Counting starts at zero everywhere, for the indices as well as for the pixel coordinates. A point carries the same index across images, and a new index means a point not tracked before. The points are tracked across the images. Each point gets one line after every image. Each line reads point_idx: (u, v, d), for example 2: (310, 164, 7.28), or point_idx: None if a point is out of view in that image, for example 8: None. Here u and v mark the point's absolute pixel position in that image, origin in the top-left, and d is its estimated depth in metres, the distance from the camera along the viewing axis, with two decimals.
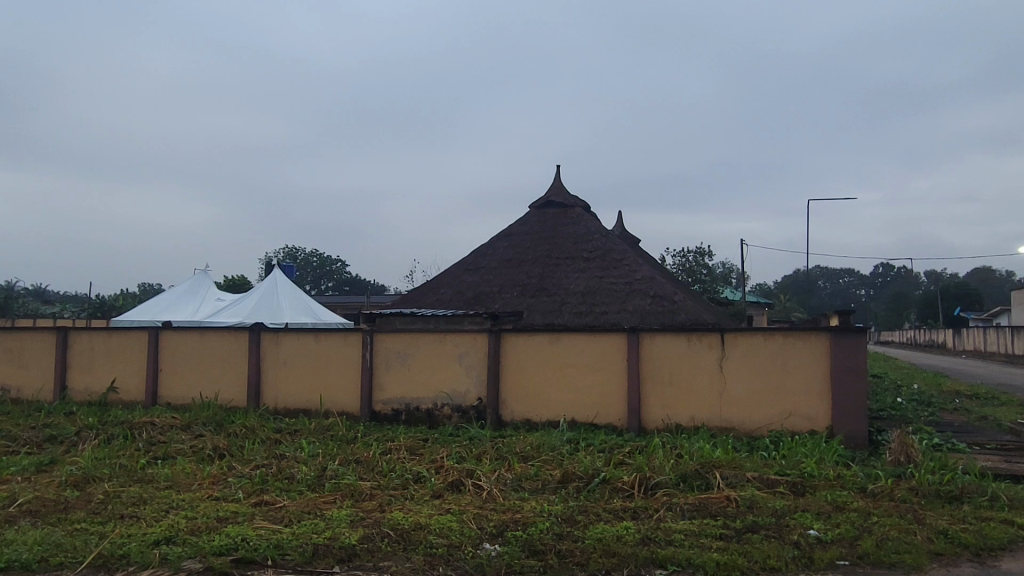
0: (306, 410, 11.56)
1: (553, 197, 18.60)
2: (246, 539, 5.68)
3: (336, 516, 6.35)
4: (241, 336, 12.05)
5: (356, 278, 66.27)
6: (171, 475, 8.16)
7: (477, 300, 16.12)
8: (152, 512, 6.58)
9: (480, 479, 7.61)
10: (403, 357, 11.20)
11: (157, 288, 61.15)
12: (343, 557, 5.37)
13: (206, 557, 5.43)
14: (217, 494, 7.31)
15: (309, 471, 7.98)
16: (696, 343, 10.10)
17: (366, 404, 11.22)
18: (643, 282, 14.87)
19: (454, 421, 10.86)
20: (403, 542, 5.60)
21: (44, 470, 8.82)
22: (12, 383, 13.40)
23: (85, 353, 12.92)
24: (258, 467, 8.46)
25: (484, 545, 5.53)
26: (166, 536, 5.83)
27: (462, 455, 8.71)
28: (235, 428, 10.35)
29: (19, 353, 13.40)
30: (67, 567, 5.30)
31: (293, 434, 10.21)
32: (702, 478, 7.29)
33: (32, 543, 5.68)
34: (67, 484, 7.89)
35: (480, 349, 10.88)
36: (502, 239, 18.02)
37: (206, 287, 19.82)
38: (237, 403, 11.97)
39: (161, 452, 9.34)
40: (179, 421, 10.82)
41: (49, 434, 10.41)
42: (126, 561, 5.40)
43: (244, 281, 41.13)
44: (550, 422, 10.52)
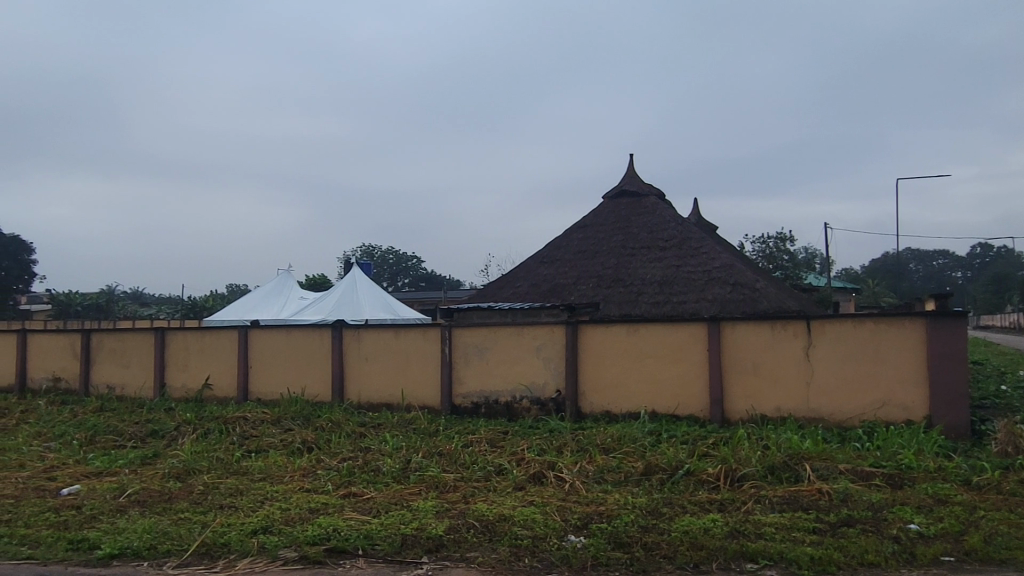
0: (389, 404, 11.83)
1: (627, 186, 18.39)
2: (337, 529, 5.86)
3: (423, 507, 6.47)
4: (325, 333, 12.44)
5: (431, 275, 67.40)
6: (264, 468, 8.52)
7: (553, 293, 16.11)
8: (249, 503, 6.88)
9: (562, 471, 7.61)
10: (481, 351, 11.30)
11: (243, 289, 63.94)
12: (431, 548, 5.46)
13: (300, 546, 5.62)
14: (308, 486, 7.57)
15: (394, 464, 8.16)
16: (780, 331, 9.79)
17: (446, 398, 11.38)
18: (722, 270, 14.52)
19: (534, 414, 10.89)
20: (489, 533, 5.66)
21: (148, 463, 9.35)
22: (116, 381, 14.23)
23: (181, 351, 13.62)
24: (345, 459, 8.72)
25: (569, 537, 5.53)
26: (263, 526, 6.08)
27: (543, 447, 8.73)
28: (322, 423, 10.69)
29: (121, 352, 14.22)
30: (174, 554, 5.59)
31: (377, 427, 10.47)
32: (791, 470, 7.08)
33: (142, 531, 6.03)
34: (170, 476, 8.33)
35: (558, 341, 10.87)
36: (576, 230, 17.95)
37: (289, 287, 20.56)
38: (322, 398, 12.36)
39: (255, 446, 9.75)
40: (270, 416, 11.26)
41: (151, 429, 11.02)
42: (227, 549, 5.66)
43: (326, 279, 42.47)
44: (630, 414, 10.41)
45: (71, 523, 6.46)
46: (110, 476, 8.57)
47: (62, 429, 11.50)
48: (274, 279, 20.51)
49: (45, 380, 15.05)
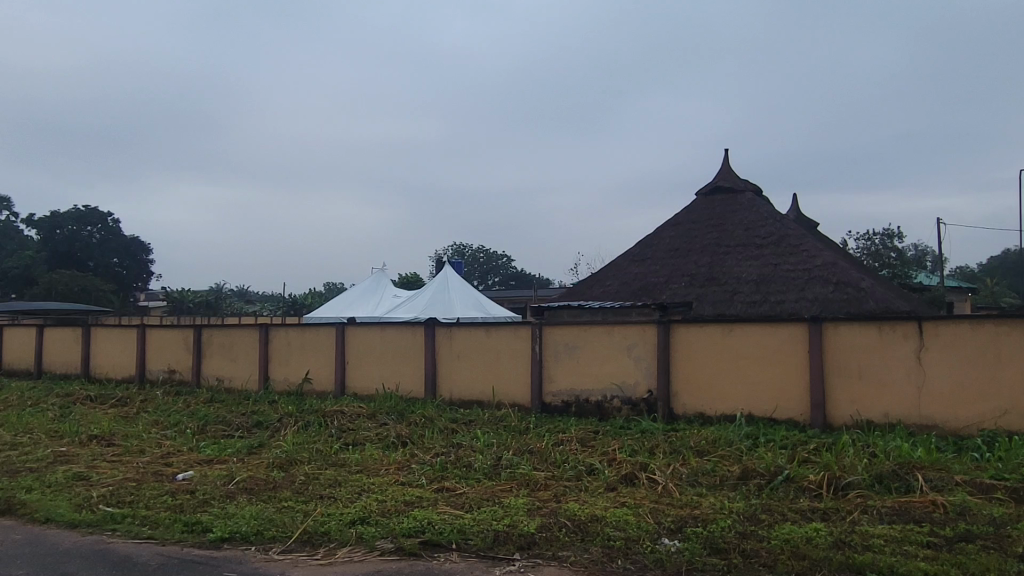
0: (479, 401, 11.97)
1: (721, 182, 17.92)
2: (431, 523, 5.98)
3: (515, 504, 6.51)
4: (418, 330, 12.73)
5: (521, 274, 67.80)
6: (361, 460, 8.80)
7: (644, 292, 15.88)
8: (347, 494, 7.13)
9: (655, 472, 7.48)
10: (572, 350, 11.27)
11: (340, 288, 66.41)
12: (522, 545, 5.49)
13: (396, 538, 5.77)
14: (403, 479, 7.77)
15: (486, 460, 8.25)
16: (888, 333, 9.29)
17: (536, 396, 11.40)
18: (823, 268, 13.92)
19: (625, 414, 10.76)
20: (581, 533, 5.63)
21: (254, 452, 9.84)
22: (224, 374, 15.04)
23: (283, 346, 14.25)
24: (438, 455, 8.88)
25: (663, 540, 5.42)
26: (361, 517, 6.28)
27: (634, 447, 8.61)
28: (416, 418, 10.93)
29: (229, 347, 15.02)
30: (279, 541, 5.85)
31: (468, 424, 10.62)
32: (901, 480, 6.70)
33: (250, 518, 6.34)
34: (274, 465, 8.73)
35: (650, 340, 10.70)
36: (668, 228, 17.63)
37: (384, 285, 21.16)
38: (415, 394, 12.65)
39: (352, 438, 10.08)
40: (366, 410, 11.61)
41: (256, 420, 11.59)
42: (327, 537, 5.88)
43: (419, 279, 43.49)
44: (725, 416, 10.12)
45: (185, 507, 6.87)
46: (220, 464, 9.07)
47: (177, 418, 12.26)
48: (369, 278, 21.15)
49: (161, 372, 16.09)
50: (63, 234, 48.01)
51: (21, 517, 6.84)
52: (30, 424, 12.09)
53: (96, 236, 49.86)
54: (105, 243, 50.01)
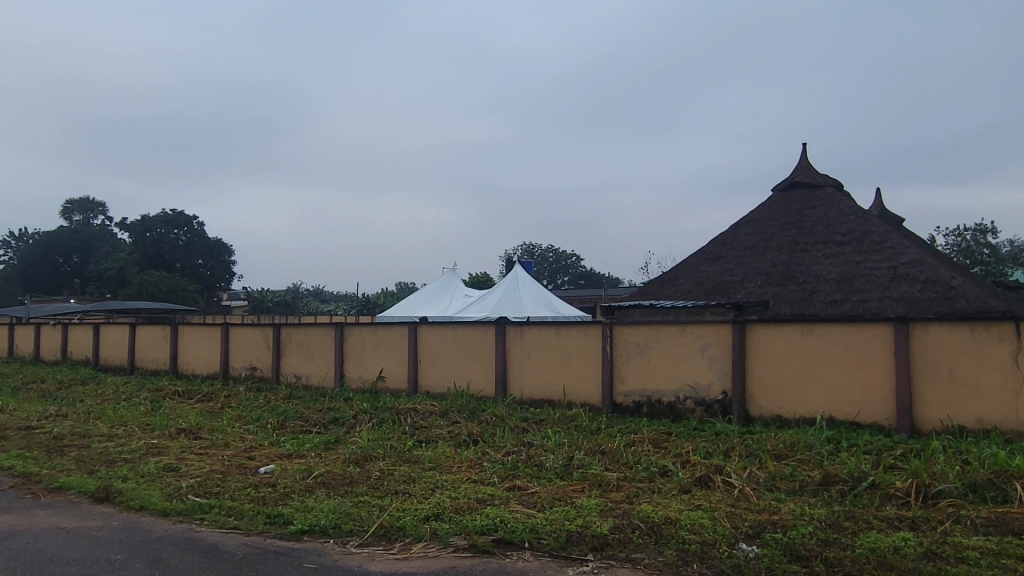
0: (550, 401, 11.96)
1: (799, 177, 17.35)
2: (504, 521, 6.01)
3: (587, 505, 6.48)
4: (489, 329, 12.82)
5: (591, 273, 67.41)
6: (434, 458, 8.92)
7: (718, 291, 15.54)
8: (421, 490, 7.25)
9: (731, 475, 7.32)
10: (643, 349, 11.13)
11: (411, 288, 67.64)
12: (596, 546, 5.45)
13: (470, 535, 5.83)
14: (476, 477, 7.84)
15: (557, 460, 8.24)
16: (982, 334, 8.81)
17: (607, 396, 11.31)
18: (910, 266, 13.30)
19: (698, 415, 10.55)
20: (655, 535, 5.55)
21: (331, 448, 10.12)
22: (302, 372, 15.53)
23: (358, 345, 14.60)
24: (509, 453, 8.91)
25: (740, 545, 5.29)
26: (435, 513, 6.37)
27: (709, 449, 8.44)
28: (487, 416, 11.02)
29: (307, 345, 15.49)
30: (357, 534, 6.00)
31: (539, 423, 10.62)
32: (997, 490, 6.34)
33: (328, 511, 6.52)
34: (351, 461, 8.95)
35: (724, 341, 10.47)
36: (742, 225, 17.20)
37: (455, 285, 21.42)
38: (486, 393, 12.74)
39: (425, 436, 10.25)
40: (438, 408, 11.77)
41: (333, 416, 11.91)
42: (403, 532, 5.99)
43: (488, 279, 43.81)
44: (804, 419, 9.80)
45: (268, 499, 7.13)
46: (299, 458, 9.37)
47: (258, 413, 12.73)
48: (440, 277, 21.45)
49: (244, 368, 16.74)
50: (153, 237, 50.55)
51: (118, 505, 7.25)
52: (124, 416, 12.78)
53: (183, 238, 52.36)
54: (191, 245, 52.42)
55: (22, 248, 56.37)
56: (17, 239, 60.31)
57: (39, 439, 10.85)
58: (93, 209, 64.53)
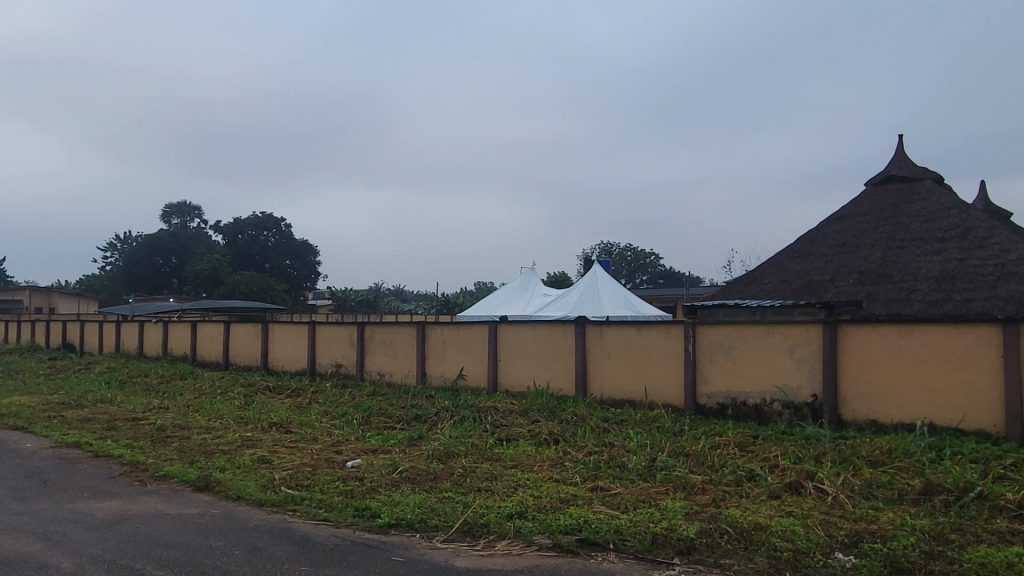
0: (631, 401, 11.82)
1: (895, 170, 16.54)
2: (588, 521, 5.98)
3: (672, 507, 6.37)
4: (569, 329, 12.79)
5: (671, 272, 66.32)
6: (515, 456, 8.97)
7: (806, 290, 15.01)
8: (504, 488, 7.29)
9: (823, 482, 7.04)
10: (728, 350, 10.86)
11: (489, 287, 68.33)
12: (683, 550, 5.35)
13: (554, 534, 5.83)
14: (557, 476, 7.83)
15: (639, 461, 8.13)
16: None
17: (690, 397, 11.08)
18: (1019, 263, 12.48)
19: (787, 418, 10.20)
20: (744, 541, 5.40)
21: (414, 444, 10.32)
22: (385, 369, 15.89)
23: (439, 344, 14.82)
24: (591, 453, 8.86)
25: (835, 555, 5.09)
26: (518, 511, 6.41)
27: (799, 454, 8.15)
28: (567, 416, 10.99)
29: (390, 344, 15.84)
30: (442, 529, 6.09)
31: (620, 424, 10.52)
32: None
33: (414, 506, 6.66)
34: (434, 457, 9.11)
35: (814, 341, 10.09)
36: (833, 221, 16.54)
37: (534, 284, 21.47)
38: (566, 392, 12.71)
39: (505, 434, 10.31)
40: (518, 407, 11.82)
41: (415, 413, 12.14)
42: (487, 530, 6.04)
43: (567, 278, 43.74)
44: (902, 425, 9.33)
45: (355, 493, 7.33)
46: (384, 454, 9.59)
47: (344, 409, 13.11)
48: (520, 277, 21.54)
49: (330, 365, 17.27)
50: (244, 238, 52.94)
51: (217, 494, 7.61)
52: (220, 410, 13.42)
53: (272, 240, 54.61)
54: (279, 246, 54.59)
55: (127, 250, 60.05)
56: (121, 242, 64.21)
57: (144, 430, 11.52)
58: (189, 213, 67.95)
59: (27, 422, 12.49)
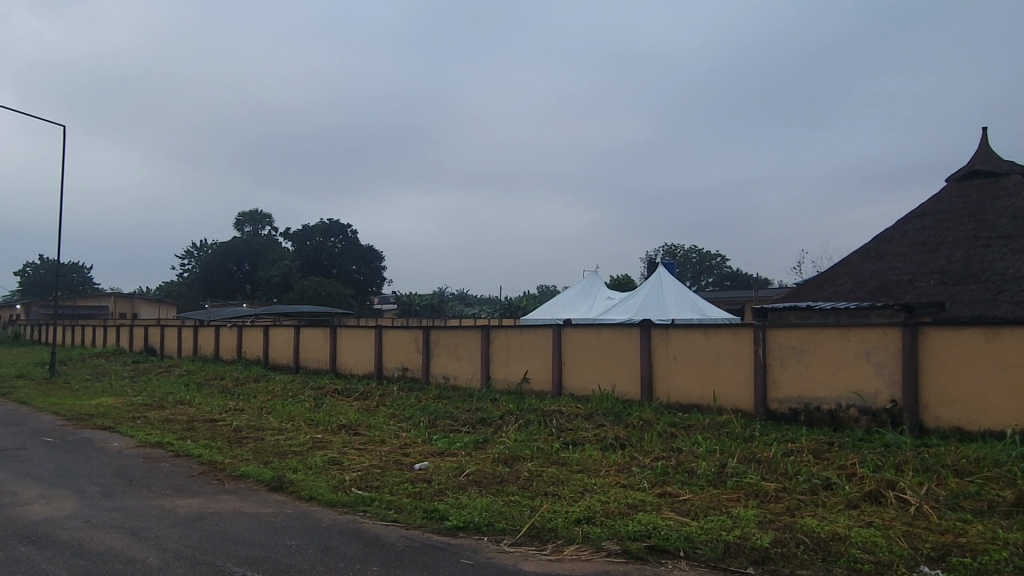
0: (699, 406, 11.60)
1: (979, 165, 15.76)
2: (657, 528, 5.89)
3: (745, 515, 6.20)
4: (633, 332, 12.65)
5: (737, 274, 64.92)
6: (582, 460, 8.92)
7: (883, 291, 14.44)
8: (571, 493, 7.25)
9: (906, 492, 6.74)
10: (801, 353, 10.55)
11: (552, 290, 68.33)
12: (757, 559, 5.21)
13: (623, 540, 5.76)
14: (625, 481, 7.74)
15: (709, 467, 7.96)
16: None
17: (760, 402, 10.80)
18: None
19: (864, 425, 9.82)
20: (822, 552, 5.22)
21: (480, 446, 10.38)
22: (450, 372, 16.05)
23: (503, 347, 14.88)
24: (658, 459, 8.73)
25: (921, 568, 4.86)
26: (586, 516, 6.36)
27: (878, 462, 7.82)
28: (633, 420, 10.87)
29: (454, 347, 15.99)
30: (510, 533, 6.10)
31: (688, 429, 10.33)
32: None
33: (482, 509, 6.69)
34: (500, 460, 9.14)
35: (892, 344, 9.69)
36: (911, 219, 15.87)
37: (597, 287, 21.34)
38: (632, 396, 12.56)
39: (571, 438, 10.25)
40: (583, 411, 11.76)
41: (480, 417, 12.19)
42: (554, 534, 6.02)
43: (630, 280, 43.34)
44: (991, 432, 8.85)
45: (424, 495, 7.42)
46: (450, 456, 9.68)
47: (411, 412, 13.29)
48: (583, 280, 21.45)
49: (396, 369, 17.55)
50: (313, 245, 54.47)
51: (291, 494, 7.82)
52: (292, 412, 13.81)
53: (339, 246, 55.99)
54: (346, 252, 55.91)
55: (203, 258, 62.54)
56: (198, 250, 66.89)
57: (221, 431, 11.96)
58: (261, 221, 70.27)
59: (114, 422, 13.14)
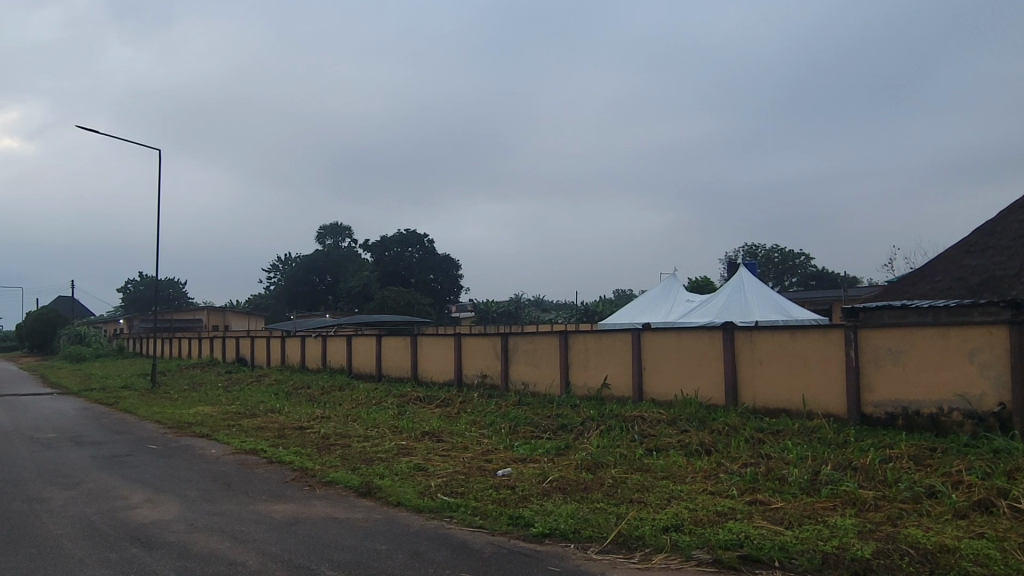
0: (788, 410, 11.22)
1: None
2: (749, 537, 5.73)
3: (842, 525, 5.94)
4: (716, 336, 12.37)
5: (823, 274, 62.60)
6: (666, 467, 8.76)
7: (986, 287, 13.60)
8: (657, 500, 7.14)
9: (1020, 501, 6.31)
10: (896, 355, 10.06)
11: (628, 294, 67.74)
12: (858, 571, 4.99)
13: (713, 549, 5.62)
14: (712, 488, 7.55)
15: (801, 474, 7.67)
16: None
17: (854, 406, 10.35)
18: None
19: (969, 430, 9.25)
20: (930, 565, 4.95)
21: (563, 453, 10.36)
22: (529, 379, 16.08)
23: (582, 352, 14.81)
24: (746, 465, 8.49)
25: None
26: (674, 524, 6.24)
27: (987, 469, 7.36)
28: (718, 426, 10.60)
29: (533, 353, 16.02)
30: (596, 540, 6.06)
31: (777, 434, 10.00)
32: None
33: (567, 516, 6.66)
34: (583, 466, 9.08)
35: (998, 345, 9.13)
36: (1015, 210, 14.91)
37: (676, 290, 20.96)
38: (716, 401, 12.26)
39: (655, 444, 10.08)
40: (666, 416, 11.55)
41: (561, 423, 12.16)
42: (642, 542, 5.93)
43: (709, 283, 42.46)
44: None
45: (509, 501, 7.45)
46: (533, 462, 9.69)
47: (492, 419, 13.37)
48: (661, 284, 21.11)
49: (476, 376, 17.70)
50: (391, 256, 55.86)
51: (379, 499, 7.99)
52: (377, 419, 14.14)
53: (416, 255, 57.14)
54: (423, 262, 56.99)
55: (288, 271, 64.94)
56: (283, 264, 69.57)
57: (310, 438, 12.36)
58: (340, 233, 72.50)
59: (211, 429, 13.78)
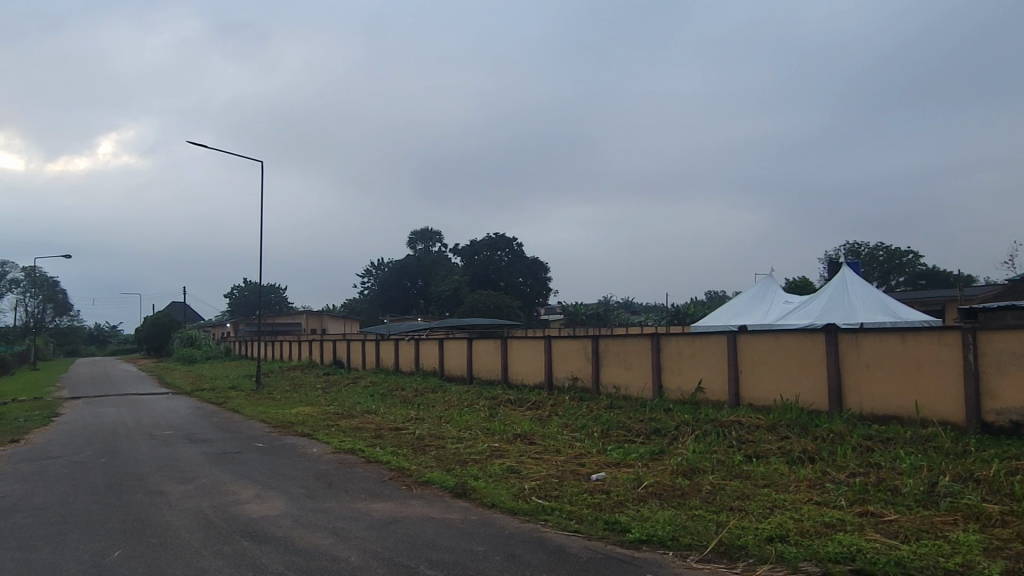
0: (899, 417, 10.62)
1: None
2: (862, 550, 5.44)
3: (965, 541, 5.55)
4: (818, 338, 11.85)
5: (934, 273, 59.03)
6: (767, 474, 8.44)
7: None
8: (758, 508, 6.89)
9: None
10: (1021, 359, 9.32)
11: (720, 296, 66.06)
12: None
13: (822, 562, 5.37)
14: (818, 498, 7.21)
15: (916, 485, 7.22)
16: None
17: (973, 413, 9.68)
18: None
19: None
20: None
21: (657, 458, 10.17)
22: (621, 382, 15.88)
23: (674, 355, 14.49)
24: (854, 475, 8.07)
25: None
26: (779, 534, 6.00)
27: None
28: (822, 433, 10.13)
29: (624, 356, 15.81)
30: (696, 549, 5.91)
31: (887, 442, 9.46)
32: None
33: (665, 523, 6.52)
34: (678, 472, 8.88)
35: None
36: None
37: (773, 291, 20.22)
38: (819, 407, 11.73)
39: (754, 451, 9.73)
40: (765, 422, 11.14)
41: (655, 427, 11.93)
42: (744, 552, 5.74)
43: (808, 283, 40.82)
44: None
45: (603, 506, 7.37)
46: (627, 467, 9.55)
47: (583, 422, 13.27)
48: (757, 285, 20.41)
49: (566, 378, 17.64)
50: (481, 259, 56.61)
51: (474, 501, 8.08)
52: (469, 422, 14.32)
53: (506, 259, 57.68)
54: (512, 265, 57.48)
55: (381, 276, 66.85)
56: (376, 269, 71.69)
57: (406, 439, 12.65)
58: (432, 238, 74.04)
59: (311, 429, 14.29)
